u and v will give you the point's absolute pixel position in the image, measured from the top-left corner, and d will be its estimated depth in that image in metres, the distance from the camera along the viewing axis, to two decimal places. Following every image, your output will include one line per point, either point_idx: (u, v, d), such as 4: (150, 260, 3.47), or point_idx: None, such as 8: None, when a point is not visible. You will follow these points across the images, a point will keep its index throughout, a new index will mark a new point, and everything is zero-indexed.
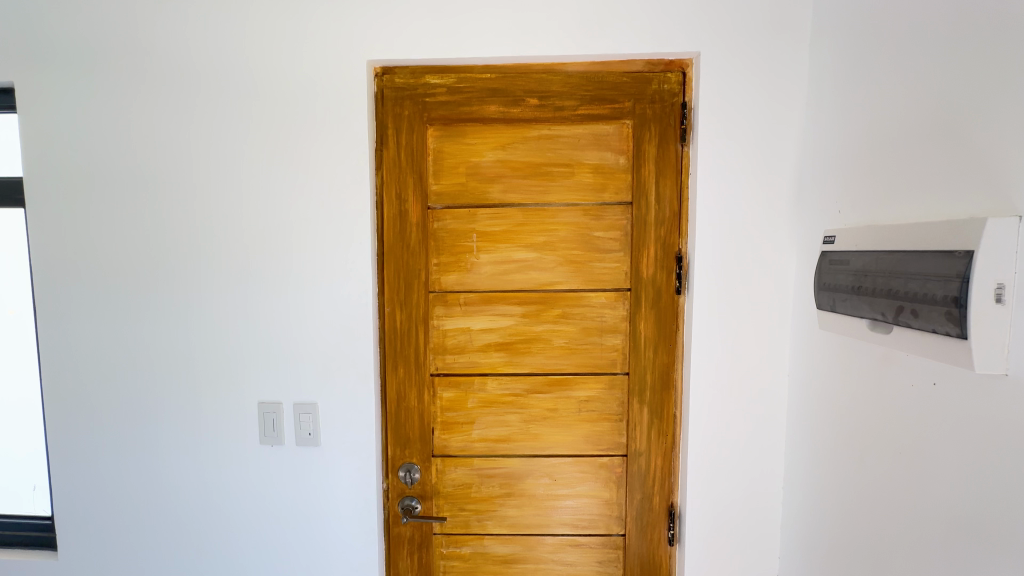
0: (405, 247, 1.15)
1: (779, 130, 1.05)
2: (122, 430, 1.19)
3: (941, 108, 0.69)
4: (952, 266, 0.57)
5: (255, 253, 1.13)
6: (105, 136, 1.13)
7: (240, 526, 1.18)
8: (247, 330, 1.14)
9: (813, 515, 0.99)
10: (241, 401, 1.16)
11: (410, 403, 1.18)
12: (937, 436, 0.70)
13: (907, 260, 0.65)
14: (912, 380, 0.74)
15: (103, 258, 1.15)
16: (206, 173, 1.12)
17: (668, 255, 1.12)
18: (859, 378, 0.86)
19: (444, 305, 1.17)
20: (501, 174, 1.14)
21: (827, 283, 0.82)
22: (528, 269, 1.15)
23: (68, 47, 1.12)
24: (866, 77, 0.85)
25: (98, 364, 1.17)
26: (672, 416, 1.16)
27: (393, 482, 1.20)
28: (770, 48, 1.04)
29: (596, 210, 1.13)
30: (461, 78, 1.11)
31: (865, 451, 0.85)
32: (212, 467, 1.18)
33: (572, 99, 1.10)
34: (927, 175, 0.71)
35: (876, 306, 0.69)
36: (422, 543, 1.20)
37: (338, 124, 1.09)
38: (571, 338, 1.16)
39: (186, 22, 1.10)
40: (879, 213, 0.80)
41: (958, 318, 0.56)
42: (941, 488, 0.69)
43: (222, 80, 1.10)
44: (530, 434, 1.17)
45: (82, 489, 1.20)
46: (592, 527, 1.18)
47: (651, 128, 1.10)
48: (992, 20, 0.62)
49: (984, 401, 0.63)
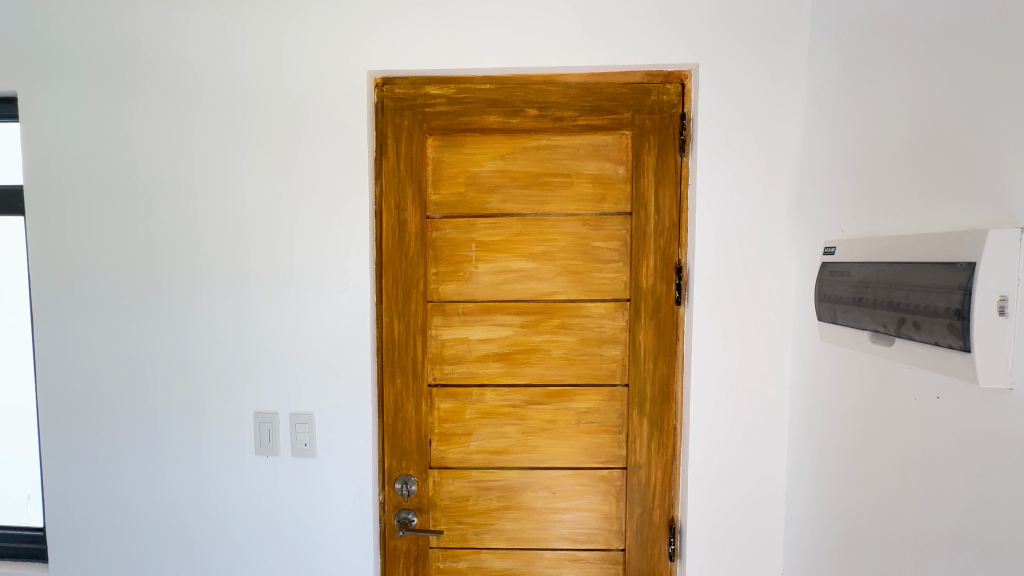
0: (404, 256, 1.15)
1: (778, 138, 1.05)
2: (118, 439, 1.18)
3: (941, 120, 0.69)
4: (954, 278, 0.56)
5: (255, 260, 1.13)
6: (106, 143, 1.14)
7: (232, 538, 1.16)
8: (246, 336, 1.14)
9: (817, 529, 0.97)
10: (236, 410, 1.15)
11: (408, 413, 1.16)
12: (940, 450, 0.69)
13: (909, 272, 0.64)
14: (915, 394, 0.73)
15: (102, 265, 1.15)
16: (205, 183, 1.13)
17: (668, 265, 1.12)
18: (862, 390, 0.85)
19: (443, 315, 1.16)
20: (500, 184, 1.14)
21: (827, 294, 0.81)
22: (527, 279, 1.15)
23: (71, 57, 1.13)
24: (866, 87, 0.86)
25: (95, 371, 1.17)
26: (672, 428, 1.14)
27: (390, 494, 1.18)
28: (769, 58, 1.04)
29: (595, 220, 1.13)
30: (461, 88, 1.12)
31: (868, 464, 0.83)
32: (208, 478, 1.16)
33: (572, 109, 1.11)
34: (929, 187, 0.71)
35: (877, 319, 0.69)
36: (419, 557, 1.18)
37: (338, 132, 1.10)
38: (571, 348, 1.15)
39: (186, 33, 1.11)
40: (880, 223, 0.80)
41: (961, 331, 0.55)
42: (945, 503, 0.68)
43: (222, 89, 1.11)
44: (529, 445, 1.16)
45: (79, 498, 1.19)
46: (591, 542, 1.16)
47: (650, 138, 1.10)
48: (993, 31, 0.62)
49: (987, 414, 0.62)
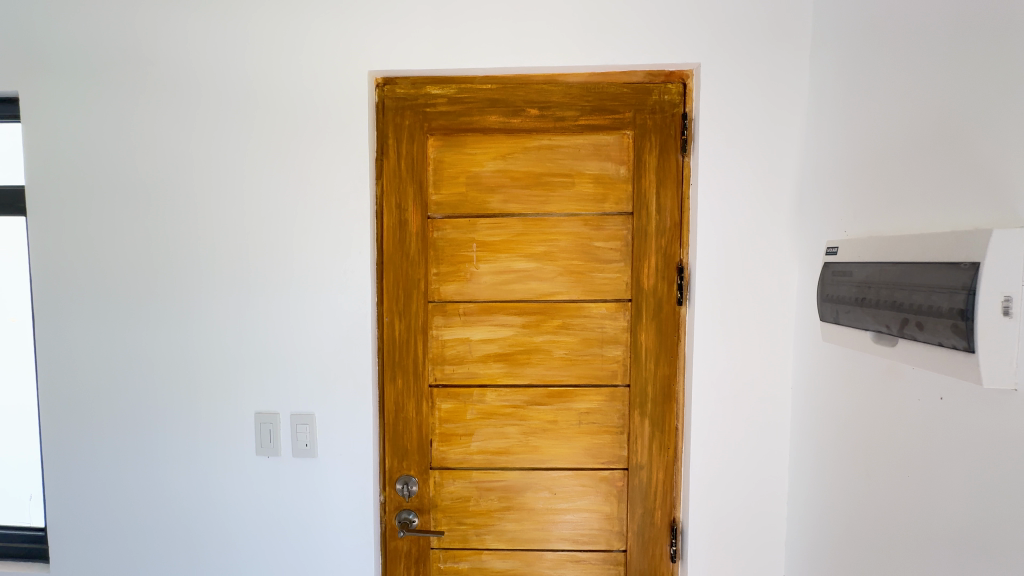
0: (404, 256, 1.14)
1: (779, 138, 1.05)
2: (118, 439, 1.18)
3: (944, 120, 0.69)
4: (958, 278, 0.56)
5: (255, 260, 1.13)
6: (106, 144, 1.14)
7: (233, 539, 1.16)
8: (247, 336, 1.14)
9: (819, 530, 0.97)
10: (237, 410, 1.15)
11: (409, 414, 1.16)
12: (944, 451, 0.68)
13: (912, 272, 0.63)
14: (918, 395, 0.73)
15: (102, 265, 1.15)
16: (205, 183, 1.13)
17: (669, 265, 1.12)
18: (865, 391, 0.85)
19: (444, 315, 1.16)
20: (501, 184, 1.14)
21: (830, 294, 0.81)
22: (528, 279, 1.14)
23: (72, 57, 1.13)
24: (868, 87, 0.85)
25: (96, 371, 1.17)
26: (674, 429, 1.14)
27: (391, 495, 1.17)
28: (771, 58, 1.04)
29: (596, 220, 1.13)
30: (462, 88, 1.12)
31: (871, 465, 0.83)
32: (209, 478, 1.16)
33: (572, 109, 1.11)
34: (932, 186, 0.70)
35: (880, 319, 0.68)
36: (419, 557, 1.17)
37: (338, 132, 1.10)
38: (571, 348, 1.15)
39: (186, 33, 1.11)
40: (883, 223, 0.80)
41: (965, 331, 0.55)
42: (948, 504, 0.67)
43: (222, 90, 1.11)
44: (529, 446, 1.16)
45: (80, 498, 1.19)
46: (592, 543, 1.15)
47: (651, 138, 1.10)
48: (996, 30, 0.62)
49: (991, 415, 0.61)
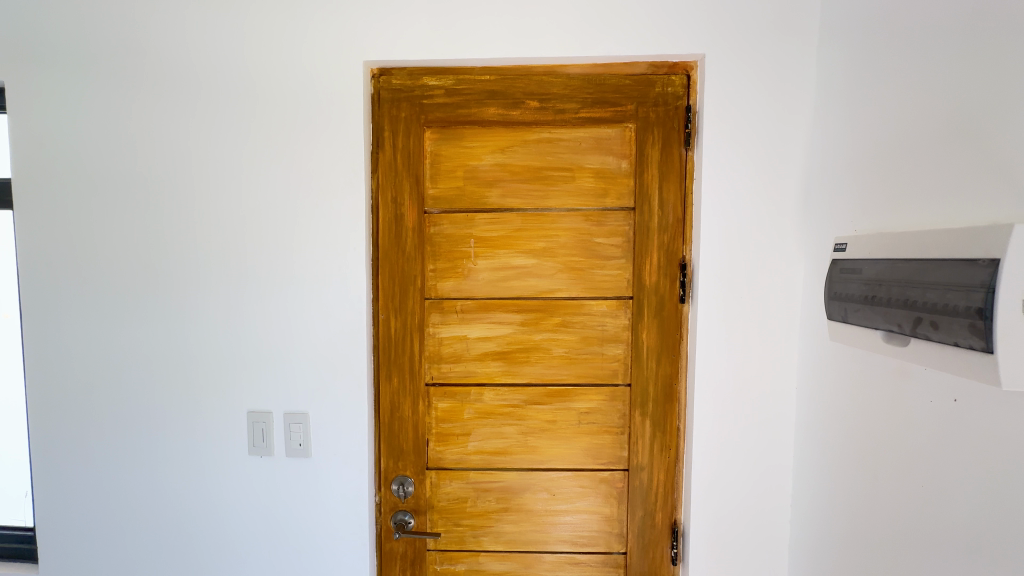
0: (401, 252, 1.12)
1: (784, 131, 1.02)
2: (109, 439, 1.15)
3: (957, 112, 0.66)
4: (975, 275, 0.53)
5: (251, 256, 1.10)
6: (100, 137, 1.11)
7: (226, 538, 1.14)
8: (239, 333, 1.11)
9: (824, 534, 0.95)
10: (229, 408, 1.13)
11: (404, 413, 1.14)
12: (957, 455, 0.66)
13: (927, 269, 0.61)
14: (930, 397, 0.70)
15: (94, 261, 1.13)
16: (202, 176, 1.10)
17: (671, 263, 1.09)
18: (873, 393, 0.82)
19: (441, 313, 1.13)
20: (500, 178, 1.11)
21: (838, 292, 0.78)
22: (527, 276, 1.12)
23: (64, 47, 1.10)
24: (877, 80, 0.83)
25: (86, 368, 1.14)
26: (675, 429, 1.11)
27: (386, 495, 1.15)
28: (777, 49, 1.01)
29: (597, 215, 1.10)
30: (460, 79, 1.09)
31: (878, 469, 0.81)
32: (201, 478, 1.14)
33: (573, 101, 1.08)
34: (946, 180, 0.68)
35: (891, 317, 0.66)
36: (415, 559, 1.15)
37: (335, 126, 1.07)
38: (571, 346, 1.12)
39: (183, 23, 1.08)
40: (893, 219, 0.77)
41: (982, 331, 0.52)
42: (959, 510, 0.65)
43: (220, 82, 1.08)
44: (528, 446, 1.13)
45: (69, 498, 1.17)
46: (591, 545, 1.13)
47: (654, 131, 1.07)
48: (1015, 19, 0.60)
49: (1009, 419, 0.59)
